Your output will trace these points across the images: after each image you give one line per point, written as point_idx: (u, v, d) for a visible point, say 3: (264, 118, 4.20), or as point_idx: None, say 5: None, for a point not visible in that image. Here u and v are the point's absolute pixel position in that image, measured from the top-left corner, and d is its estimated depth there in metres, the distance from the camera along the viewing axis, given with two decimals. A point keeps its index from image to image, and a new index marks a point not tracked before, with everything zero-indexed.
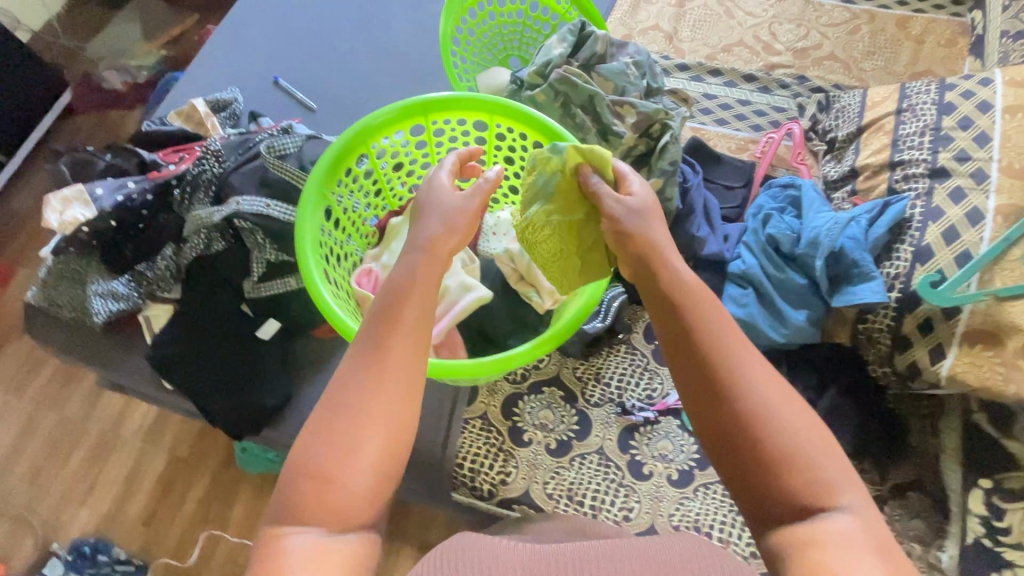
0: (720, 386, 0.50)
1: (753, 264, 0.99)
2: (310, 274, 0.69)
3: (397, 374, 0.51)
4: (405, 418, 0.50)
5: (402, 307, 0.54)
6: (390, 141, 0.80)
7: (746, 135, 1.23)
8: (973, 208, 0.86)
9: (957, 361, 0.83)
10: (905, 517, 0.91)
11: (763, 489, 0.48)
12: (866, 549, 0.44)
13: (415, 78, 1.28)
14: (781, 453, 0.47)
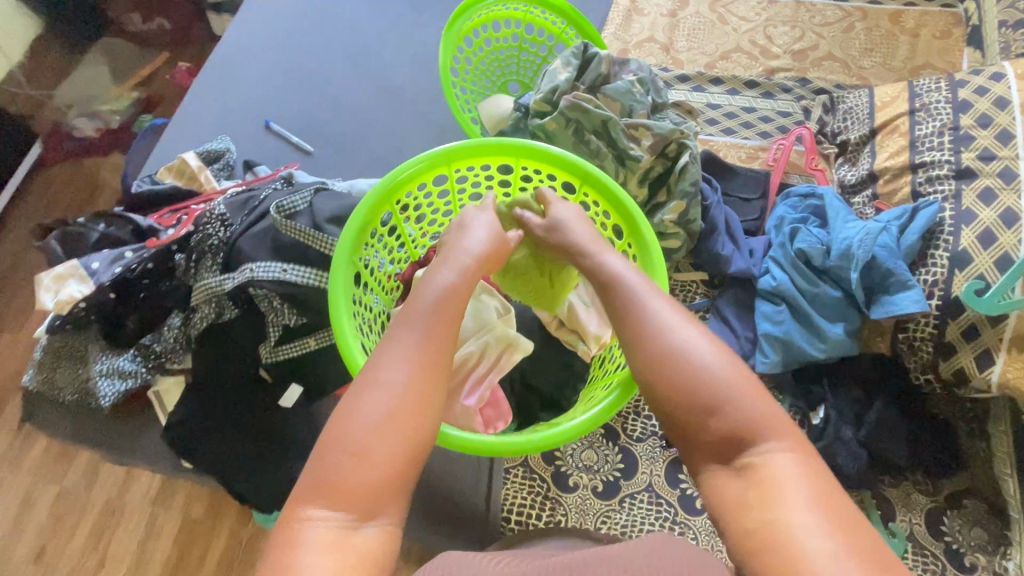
0: (662, 358, 0.56)
1: (784, 279, 0.96)
2: (346, 346, 0.64)
3: (429, 371, 0.54)
4: (432, 416, 0.53)
5: (442, 302, 0.59)
6: (415, 193, 0.76)
7: (755, 143, 1.21)
8: (1006, 209, 0.85)
9: (1007, 368, 0.81)
10: (966, 526, 0.88)
11: (696, 438, 0.54)
12: (804, 489, 0.47)
13: (411, 110, 1.24)
14: (706, 405, 0.53)
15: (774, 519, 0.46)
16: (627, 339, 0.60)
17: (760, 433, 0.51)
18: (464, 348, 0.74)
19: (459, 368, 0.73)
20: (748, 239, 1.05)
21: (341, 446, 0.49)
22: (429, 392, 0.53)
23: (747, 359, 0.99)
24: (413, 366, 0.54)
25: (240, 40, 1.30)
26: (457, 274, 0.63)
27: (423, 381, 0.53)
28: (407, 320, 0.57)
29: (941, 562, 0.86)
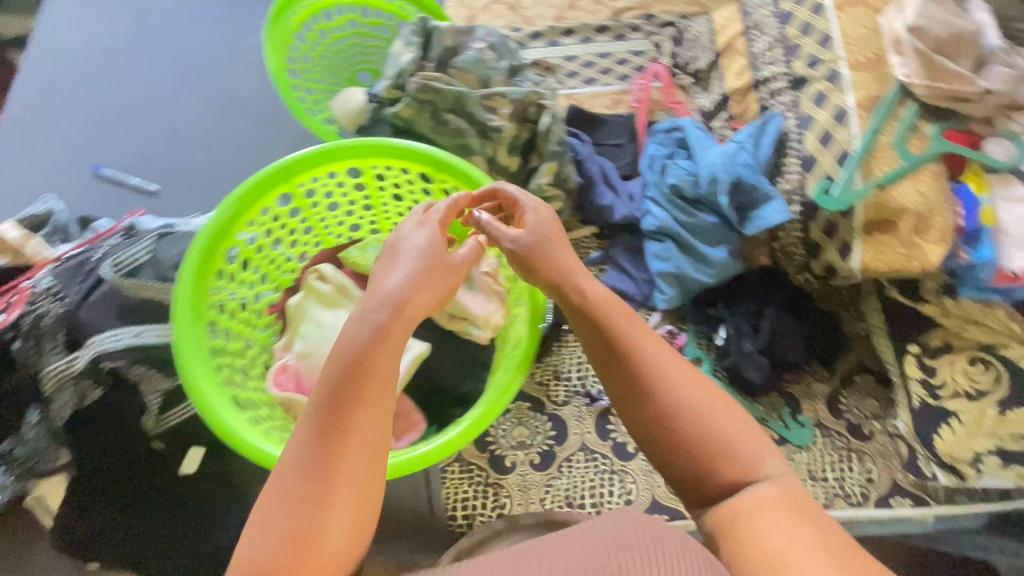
0: (648, 386, 0.58)
1: (664, 217, 1.00)
2: (212, 410, 0.59)
3: (366, 458, 0.49)
4: (376, 493, 0.50)
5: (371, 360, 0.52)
6: (259, 221, 0.69)
7: (616, 88, 1.22)
8: (837, 108, 0.90)
9: (864, 253, 0.86)
10: (860, 399, 0.98)
11: (689, 468, 0.56)
12: (793, 506, 0.51)
13: (259, 122, 1.14)
14: (695, 438, 0.55)
15: (773, 531, 0.49)
16: (609, 372, 0.61)
17: (754, 464, 0.55)
18: None
19: None
20: (627, 184, 1.07)
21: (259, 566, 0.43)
22: (367, 481, 0.49)
23: (647, 299, 1.03)
24: (340, 457, 0.47)
25: (38, 79, 1.13)
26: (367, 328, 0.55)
27: (354, 474, 0.48)
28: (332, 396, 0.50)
29: (846, 438, 0.95)
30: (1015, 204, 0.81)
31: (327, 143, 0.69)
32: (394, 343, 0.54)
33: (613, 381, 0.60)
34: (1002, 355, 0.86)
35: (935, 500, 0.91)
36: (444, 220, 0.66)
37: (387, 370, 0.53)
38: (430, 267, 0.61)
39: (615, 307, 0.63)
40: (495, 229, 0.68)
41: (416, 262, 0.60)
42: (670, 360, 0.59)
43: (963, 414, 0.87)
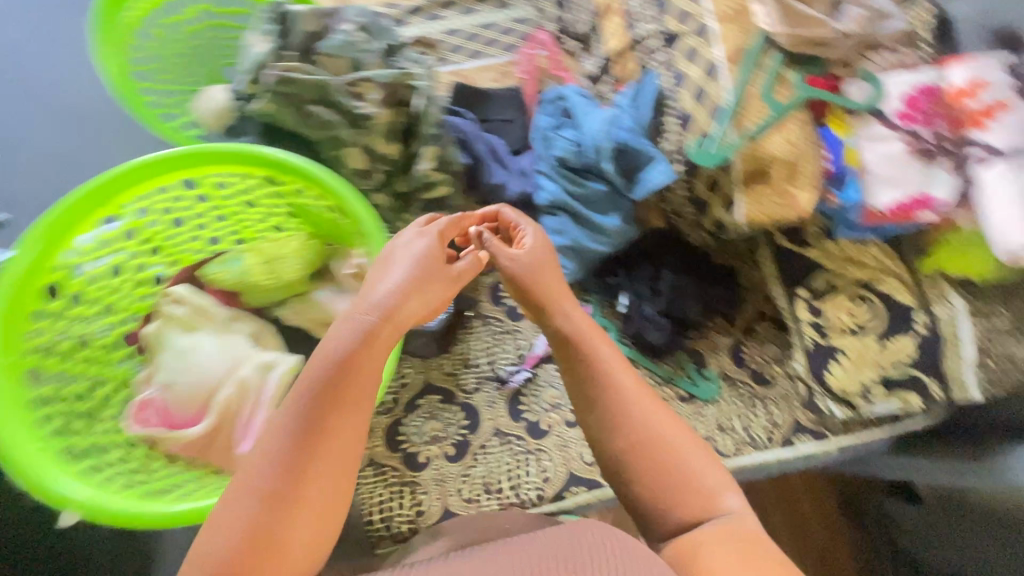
0: (624, 411, 0.61)
1: (556, 191, 0.98)
2: (15, 456, 0.55)
3: (336, 467, 0.49)
4: (342, 502, 0.50)
5: (353, 364, 0.53)
6: (86, 251, 0.65)
7: (503, 59, 1.18)
8: (707, 63, 0.89)
9: (746, 206, 0.87)
10: (761, 346, 1.01)
11: (651, 494, 0.59)
12: (748, 536, 0.54)
13: (127, 139, 1.08)
14: (657, 463, 0.59)
15: (726, 554, 0.52)
16: (583, 395, 0.65)
17: (714, 497, 0.57)
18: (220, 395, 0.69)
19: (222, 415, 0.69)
20: (518, 160, 1.04)
21: (216, 560, 0.44)
22: (333, 487, 0.49)
23: None
24: (313, 459, 0.48)
25: None
26: (349, 333, 0.54)
27: (324, 481, 0.48)
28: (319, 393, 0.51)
29: (750, 385, 0.99)
30: (877, 143, 0.82)
31: (142, 158, 0.64)
32: (379, 348, 0.54)
33: (590, 404, 0.64)
34: (878, 291, 0.89)
35: (835, 433, 0.96)
36: (444, 230, 0.67)
37: (369, 376, 0.53)
38: (425, 271, 0.61)
39: (595, 335, 0.67)
40: (496, 248, 0.72)
41: (414, 268, 0.60)
42: (639, 392, 0.63)
43: (849, 350, 0.91)
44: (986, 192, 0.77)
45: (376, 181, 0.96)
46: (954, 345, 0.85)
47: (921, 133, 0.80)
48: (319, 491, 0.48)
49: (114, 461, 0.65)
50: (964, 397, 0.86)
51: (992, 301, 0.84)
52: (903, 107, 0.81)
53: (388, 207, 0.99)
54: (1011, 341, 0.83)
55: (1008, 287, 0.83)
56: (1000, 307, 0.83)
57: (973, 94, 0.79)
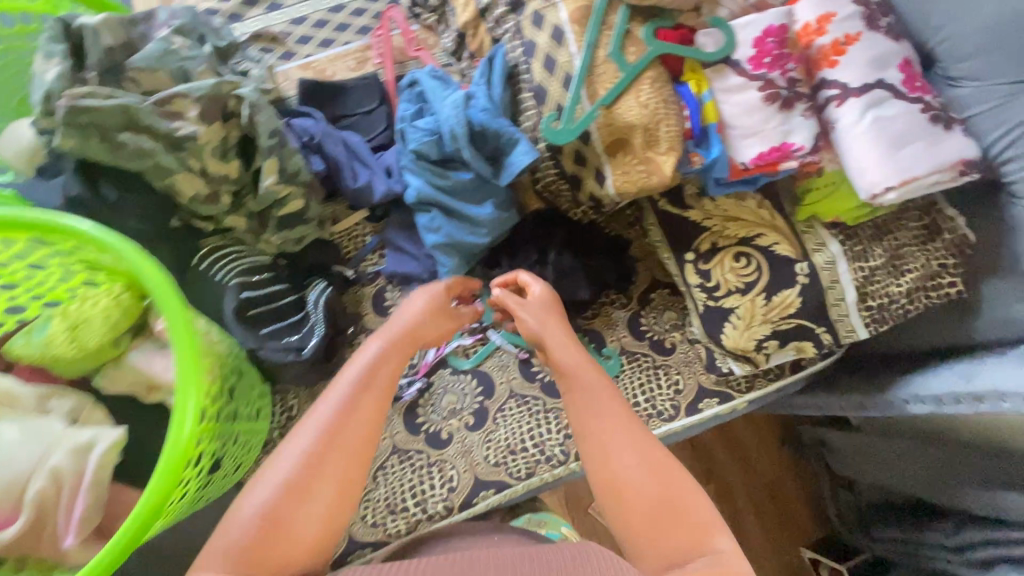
0: (628, 427, 0.69)
1: (421, 186, 0.91)
2: None
3: (350, 466, 0.61)
4: (345, 503, 0.60)
5: (375, 386, 0.67)
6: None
7: (358, 44, 1.08)
8: (553, 27, 0.82)
9: (615, 177, 0.82)
10: (659, 315, 0.99)
11: (636, 513, 0.63)
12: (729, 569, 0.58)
13: None
14: (646, 485, 0.64)
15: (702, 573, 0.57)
16: (580, 411, 0.72)
17: (703, 533, 0.61)
18: (29, 488, 0.61)
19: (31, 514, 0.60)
20: (382, 156, 0.97)
21: (249, 509, 0.56)
22: (348, 479, 0.61)
23: (434, 275, 0.97)
24: (339, 446, 0.61)
25: None
26: (378, 359, 0.70)
27: (343, 473, 0.60)
28: (353, 389, 0.65)
29: (650, 355, 0.97)
30: (734, 95, 0.78)
31: None
32: (391, 367, 0.70)
33: (591, 420, 0.71)
34: (759, 246, 0.86)
35: (739, 392, 0.96)
36: (449, 285, 0.85)
37: (385, 385, 0.68)
38: (431, 306, 0.81)
39: (587, 366, 0.76)
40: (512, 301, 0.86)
41: (426, 304, 0.80)
42: (626, 420, 0.70)
43: (740, 309, 0.88)
44: (843, 135, 0.74)
45: (225, 204, 0.88)
46: (836, 290, 0.84)
47: (776, 79, 0.76)
48: (335, 484, 0.60)
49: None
50: (851, 338, 0.87)
51: (866, 241, 0.83)
52: (754, 51, 0.76)
53: (246, 228, 0.91)
54: (887, 279, 0.84)
55: (878, 225, 0.84)
56: (874, 246, 0.83)
57: (821, 30, 0.76)
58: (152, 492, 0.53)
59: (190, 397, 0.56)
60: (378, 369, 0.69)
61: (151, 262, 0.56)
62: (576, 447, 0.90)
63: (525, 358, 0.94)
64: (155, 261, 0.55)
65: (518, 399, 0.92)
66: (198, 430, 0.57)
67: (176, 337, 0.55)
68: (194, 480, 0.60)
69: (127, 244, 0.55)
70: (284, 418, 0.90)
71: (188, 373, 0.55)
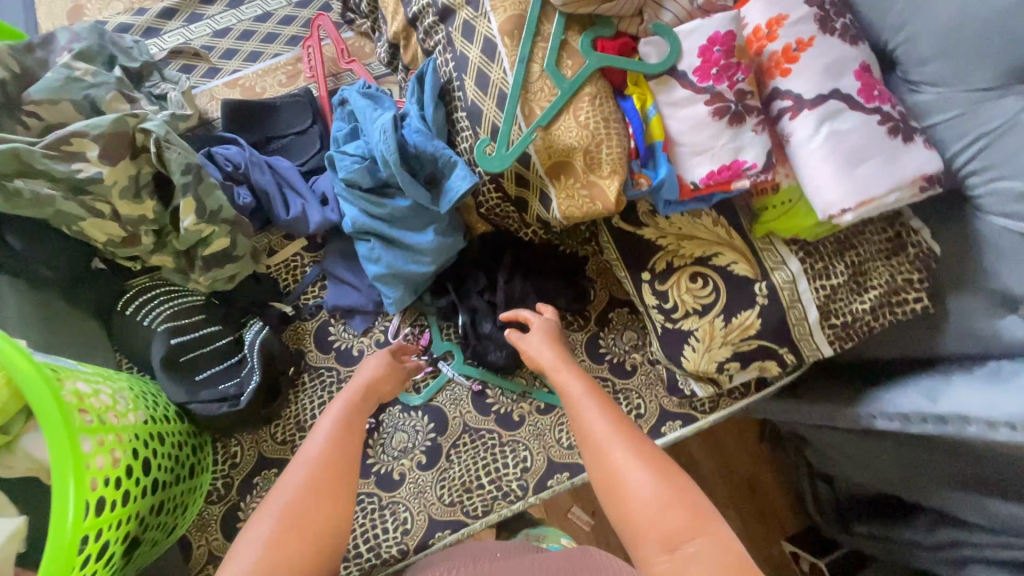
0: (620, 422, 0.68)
1: (356, 215, 0.85)
2: None
3: (341, 487, 0.63)
4: (337, 515, 0.61)
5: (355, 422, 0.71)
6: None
7: (288, 56, 1.01)
8: (484, 40, 0.75)
9: (559, 201, 0.76)
10: (619, 335, 0.94)
11: (638, 504, 0.59)
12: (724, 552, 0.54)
13: None
14: (644, 471, 0.61)
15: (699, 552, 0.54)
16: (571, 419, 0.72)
17: (701, 521, 0.57)
18: None
19: None
20: (316, 182, 0.90)
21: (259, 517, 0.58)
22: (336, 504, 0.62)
23: (380, 305, 0.92)
24: (331, 472, 0.63)
25: None
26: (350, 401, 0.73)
27: (335, 496, 0.62)
28: (338, 424, 0.69)
29: (610, 379, 0.92)
30: (681, 109, 0.72)
31: None
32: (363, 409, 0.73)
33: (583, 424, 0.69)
34: (716, 266, 0.81)
35: (702, 412, 0.92)
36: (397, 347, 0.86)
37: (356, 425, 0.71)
38: (385, 363, 0.81)
39: (576, 373, 0.76)
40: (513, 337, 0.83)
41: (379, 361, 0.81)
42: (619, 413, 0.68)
43: (700, 331, 0.83)
44: (797, 152, 0.69)
45: (146, 245, 0.81)
46: (797, 309, 0.80)
47: (724, 92, 0.69)
48: (330, 502, 0.61)
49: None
50: (816, 356, 0.83)
51: (827, 257, 0.79)
52: (700, 61, 0.70)
53: (173, 267, 0.85)
54: (849, 296, 0.79)
55: (840, 240, 0.79)
56: (836, 263, 0.78)
57: (771, 36, 0.69)
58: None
59: (70, 489, 0.51)
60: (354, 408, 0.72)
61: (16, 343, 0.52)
62: (534, 481, 0.87)
63: (478, 389, 0.90)
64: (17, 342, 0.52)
65: (472, 434, 0.89)
66: (85, 527, 0.52)
67: (48, 423, 0.51)
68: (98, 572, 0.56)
69: None
70: (227, 467, 0.86)
71: (62, 461, 0.51)
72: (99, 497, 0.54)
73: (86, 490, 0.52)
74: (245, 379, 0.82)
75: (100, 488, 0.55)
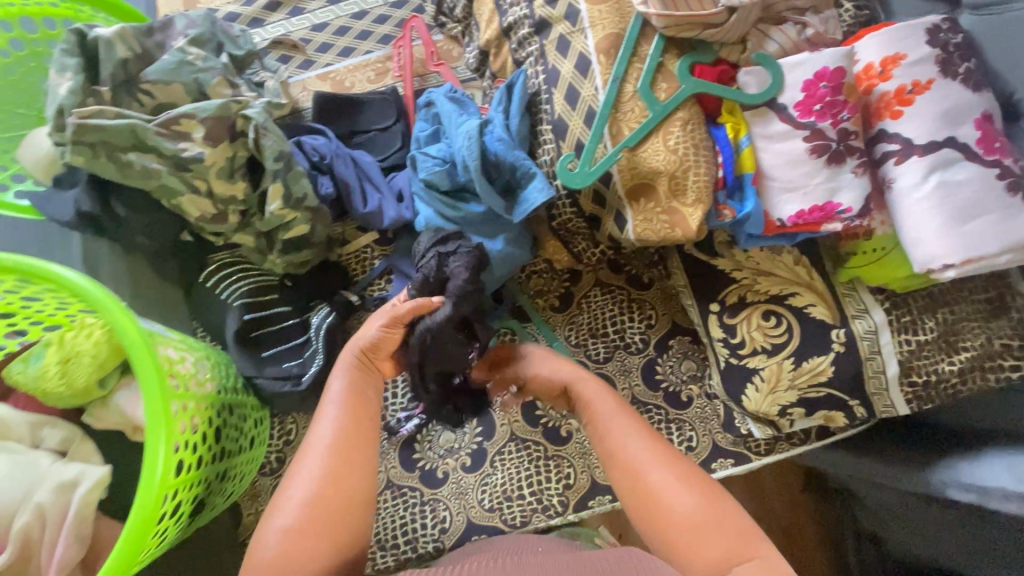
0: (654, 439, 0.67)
1: (430, 215, 0.86)
2: None
3: (352, 474, 0.62)
4: (347, 509, 0.61)
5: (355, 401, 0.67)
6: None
7: (379, 54, 1.04)
8: (579, 56, 0.75)
9: (635, 224, 0.75)
10: (678, 363, 0.92)
11: (677, 522, 0.61)
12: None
13: None
14: (683, 492, 0.62)
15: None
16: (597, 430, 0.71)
17: (743, 542, 0.59)
18: (14, 524, 0.57)
19: (20, 549, 0.57)
20: (394, 179, 0.93)
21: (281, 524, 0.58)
22: (356, 491, 0.62)
23: None
24: (339, 467, 0.62)
25: None
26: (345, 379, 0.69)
27: (347, 478, 0.62)
28: (339, 415, 0.66)
29: (663, 408, 0.90)
30: (776, 143, 0.70)
31: None
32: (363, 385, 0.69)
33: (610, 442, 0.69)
34: (792, 306, 0.78)
35: (756, 454, 0.88)
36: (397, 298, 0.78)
37: (358, 404, 0.67)
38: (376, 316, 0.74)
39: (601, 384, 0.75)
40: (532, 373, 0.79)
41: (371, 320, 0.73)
42: (655, 437, 0.68)
43: (765, 371, 0.80)
44: (898, 200, 0.66)
45: (232, 223, 0.85)
46: (876, 362, 0.76)
47: (826, 130, 0.67)
48: (344, 490, 0.61)
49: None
50: (888, 413, 0.79)
51: (915, 311, 0.74)
52: (804, 95, 0.68)
53: (253, 247, 0.89)
54: (937, 355, 0.75)
55: (932, 295, 0.75)
56: (925, 319, 0.74)
57: (885, 75, 0.66)
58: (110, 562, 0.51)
59: (160, 450, 0.54)
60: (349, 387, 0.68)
61: (128, 312, 0.54)
62: (575, 499, 0.86)
63: (529, 400, 0.90)
64: (131, 310, 0.54)
65: (518, 443, 0.88)
66: (169, 485, 0.55)
67: (148, 386, 0.54)
68: (171, 527, 0.59)
69: (101, 292, 0.53)
70: (281, 442, 0.89)
71: (154, 426, 0.54)
72: (180, 460, 0.57)
73: (173, 452, 0.55)
74: (314, 348, 0.87)
75: (182, 451, 0.58)
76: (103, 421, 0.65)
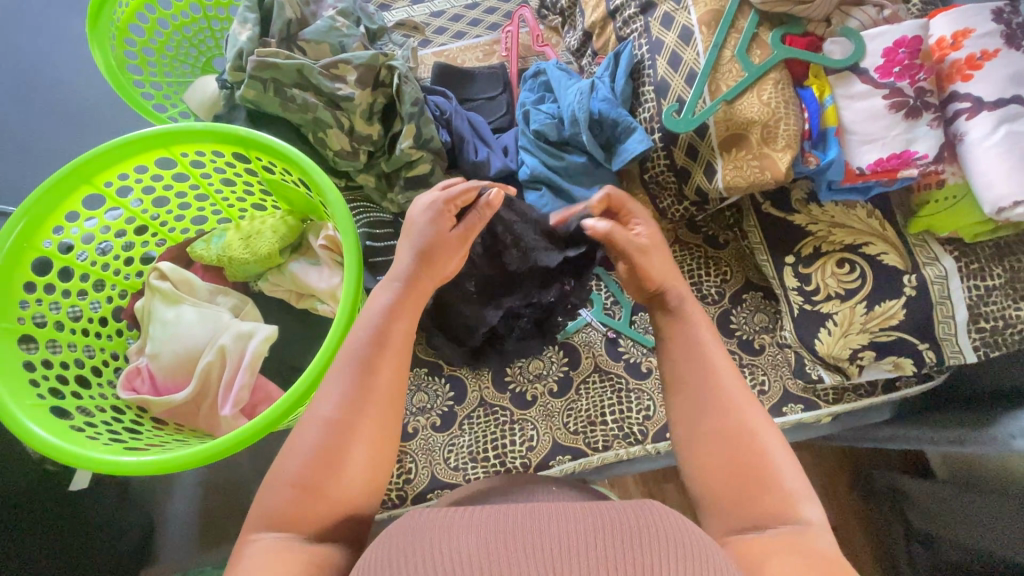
0: (717, 384, 0.67)
1: (535, 164, 0.97)
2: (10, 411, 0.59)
3: (382, 414, 0.61)
4: (383, 450, 0.61)
5: (388, 333, 0.66)
6: (66, 231, 0.70)
7: (487, 38, 1.20)
8: (682, 27, 0.87)
9: (726, 171, 0.85)
10: (751, 315, 1.00)
11: (721, 471, 0.62)
12: (810, 554, 0.54)
13: None
14: (735, 440, 0.63)
15: (791, 534, 0.56)
16: (670, 369, 0.72)
17: (790, 504, 0.59)
18: (202, 360, 0.71)
19: (203, 382, 0.71)
20: (501, 136, 1.05)
21: (295, 469, 0.56)
22: (389, 430, 0.62)
23: None
24: (355, 408, 0.60)
25: None
26: (385, 309, 0.68)
27: (375, 419, 0.60)
28: (366, 349, 0.63)
29: (738, 354, 0.97)
30: (858, 102, 0.81)
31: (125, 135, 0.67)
32: (402, 320, 0.68)
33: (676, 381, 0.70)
34: (865, 254, 0.86)
35: (826, 403, 0.93)
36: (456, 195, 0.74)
37: (399, 340, 0.66)
38: (434, 229, 0.73)
39: (694, 314, 0.75)
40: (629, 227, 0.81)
41: (421, 242, 0.72)
42: (728, 373, 0.68)
43: (838, 315, 0.87)
44: (969, 148, 0.75)
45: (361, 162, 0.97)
46: (945, 306, 0.83)
47: (904, 88, 0.78)
48: (376, 429, 0.60)
49: (104, 421, 0.67)
50: (957, 360, 0.84)
51: (983, 260, 0.83)
52: (884, 60, 0.79)
53: (375, 187, 1.01)
54: (1003, 301, 0.82)
55: (1000, 246, 0.83)
56: (993, 266, 0.82)
57: (956, 45, 0.78)
58: (234, 438, 0.62)
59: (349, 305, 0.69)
60: (386, 317, 0.67)
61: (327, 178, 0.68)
62: (654, 429, 0.92)
63: (612, 337, 0.98)
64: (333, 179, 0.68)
65: (602, 374, 0.96)
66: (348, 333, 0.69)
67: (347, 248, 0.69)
68: None
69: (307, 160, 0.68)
70: None
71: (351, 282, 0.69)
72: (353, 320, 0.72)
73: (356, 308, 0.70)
74: None
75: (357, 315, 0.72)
76: (272, 293, 0.81)
